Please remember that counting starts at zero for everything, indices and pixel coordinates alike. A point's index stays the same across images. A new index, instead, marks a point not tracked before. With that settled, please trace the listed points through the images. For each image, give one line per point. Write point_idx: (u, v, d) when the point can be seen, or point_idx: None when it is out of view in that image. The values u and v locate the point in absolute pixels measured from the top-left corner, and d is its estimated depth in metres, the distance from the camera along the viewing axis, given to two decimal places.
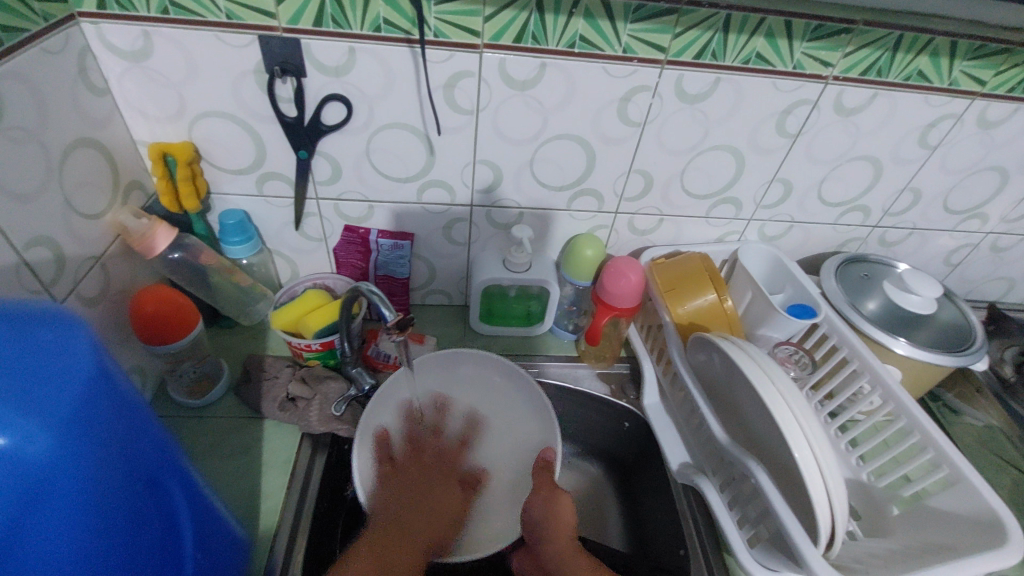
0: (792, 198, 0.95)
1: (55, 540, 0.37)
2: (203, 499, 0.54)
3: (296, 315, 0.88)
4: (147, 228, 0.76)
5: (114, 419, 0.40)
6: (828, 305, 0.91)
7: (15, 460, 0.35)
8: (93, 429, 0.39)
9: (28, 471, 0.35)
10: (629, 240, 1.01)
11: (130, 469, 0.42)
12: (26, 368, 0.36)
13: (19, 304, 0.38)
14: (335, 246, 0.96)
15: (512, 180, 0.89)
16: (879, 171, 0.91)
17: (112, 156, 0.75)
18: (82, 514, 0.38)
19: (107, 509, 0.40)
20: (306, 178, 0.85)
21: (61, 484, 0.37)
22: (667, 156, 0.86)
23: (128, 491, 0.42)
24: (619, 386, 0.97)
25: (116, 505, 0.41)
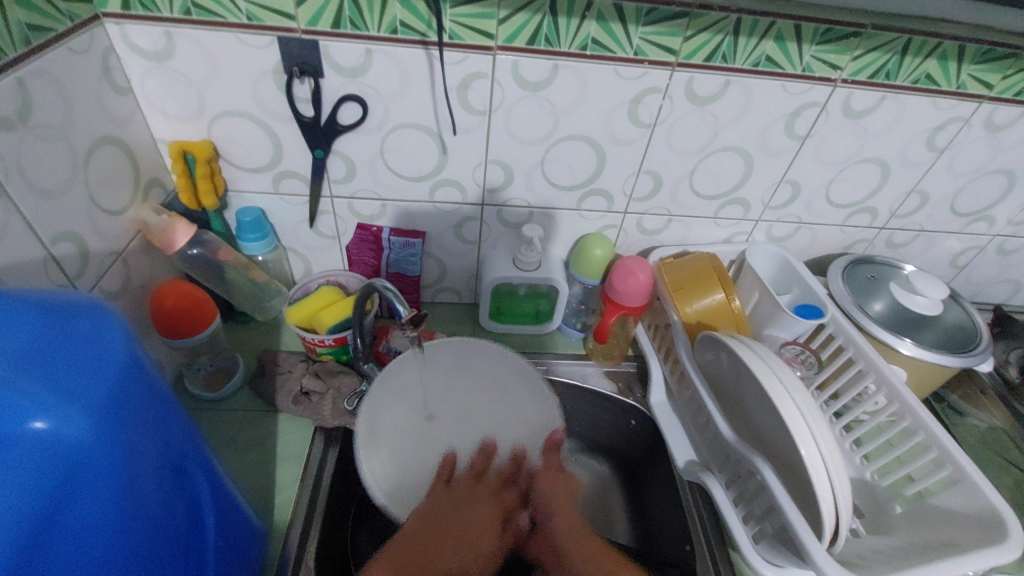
0: (885, 188, 0.77)
1: (85, 545, 0.31)
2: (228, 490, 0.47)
3: (312, 310, 0.71)
4: (168, 224, 0.63)
5: (148, 402, 0.35)
6: (833, 303, 0.73)
7: (54, 446, 0.30)
8: (127, 416, 0.33)
9: (67, 455, 0.30)
10: (637, 239, 0.83)
11: (162, 452, 0.37)
12: (60, 352, 0.31)
13: (54, 293, 0.34)
14: (346, 242, 0.78)
15: (524, 182, 0.73)
16: (891, 176, 0.75)
17: (135, 155, 0.62)
18: (110, 514, 0.32)
19: (124, 511, 0.33)
20: (320, 179, 0.69)
21: (102, 466, 0.32)
22: (675, 157, 0.71)
23: (158, 478, 0.37)
24: (626, 384, 0.80)
25: (136, 501, 0.34)
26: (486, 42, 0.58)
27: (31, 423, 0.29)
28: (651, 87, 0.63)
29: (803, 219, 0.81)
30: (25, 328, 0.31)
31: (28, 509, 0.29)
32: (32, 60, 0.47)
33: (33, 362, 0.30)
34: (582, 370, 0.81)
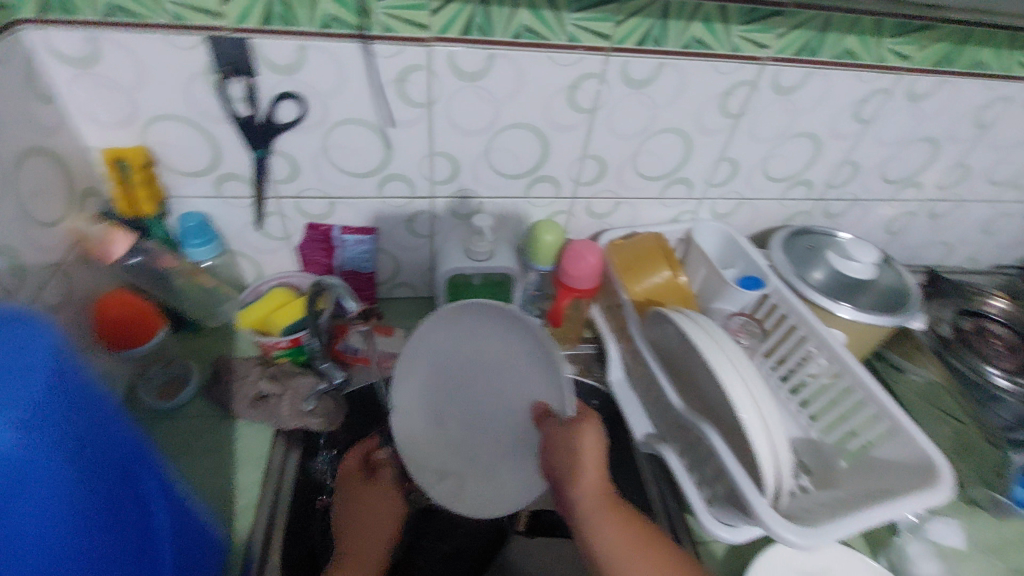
0: (819, 158, 0.79)
1: (50, 516, 0.31)
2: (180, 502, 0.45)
3: (263, 313, 0.69)
4: (104, 236, 0.64)
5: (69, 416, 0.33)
6: (775, 276, 0.76)
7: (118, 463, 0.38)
8: (102, 456, 0.35)
9: (114, 482, 0.36)
10: (587, 226, 0.83)
11: None
12: None
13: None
14: (297, 243, 0.76)
15: (470, 171, 0.72)
16: (822, 149, 0.78)
17: (68, 163, 0.60)
18: (67, 520, 0.32)
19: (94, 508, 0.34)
20: (261, 178, 0.67)
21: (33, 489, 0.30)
22: (618, 142, 0.72)
23: (102, 491, 0.35)
24: (584, 366, 0.81)
25: (104, 479, 0.35)
26: (419, 33, 0.58)
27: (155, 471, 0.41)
28: (588, 72, 0.64)
29: (745, 195, 0.82)
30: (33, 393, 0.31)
31: (105, 498, 0.35)
32: None
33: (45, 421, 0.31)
34: None
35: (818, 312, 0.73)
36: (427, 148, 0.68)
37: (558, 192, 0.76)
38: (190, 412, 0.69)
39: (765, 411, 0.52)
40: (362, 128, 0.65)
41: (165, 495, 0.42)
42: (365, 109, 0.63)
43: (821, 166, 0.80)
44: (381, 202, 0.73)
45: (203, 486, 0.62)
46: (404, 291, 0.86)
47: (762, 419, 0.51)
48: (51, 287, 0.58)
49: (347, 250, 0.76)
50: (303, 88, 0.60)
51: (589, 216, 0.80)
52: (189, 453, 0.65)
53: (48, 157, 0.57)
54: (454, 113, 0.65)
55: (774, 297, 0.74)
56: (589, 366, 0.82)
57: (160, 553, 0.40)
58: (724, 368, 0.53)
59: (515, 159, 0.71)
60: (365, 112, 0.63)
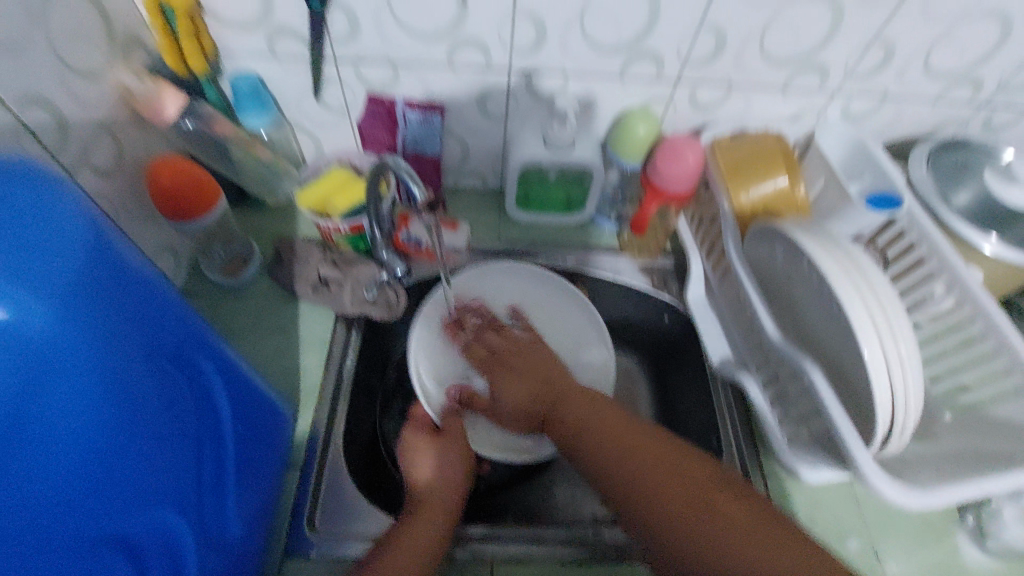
0: (1005, 49, 0.61)
1: (67, 445, 0.28)
2: (242, 417, 0.45)
3: (323, 192, 0.64)
4: (153, 91, 0.55)
5: (211, 462, 0.40)
6: (913, 198, 0.62)
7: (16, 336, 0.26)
8: (102, 292, 0.29)
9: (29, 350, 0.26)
10: (685, 121, 0.70)
11: (240, 466, 0.44)
12: (210, 469, 0.40)
13: (162, 418, 0.34)
14: (357, 118, 0.68)
15: (558, 43, 0.60)
16: (1009, 37, 0.60)
17: (106, 8, 0.51)
18: (90, 394, 0.29)
19: (103, 444, 0.30)
20: (321, 39, 0.58)
21: (241, 490, 0.45)
22: (746, 11, 0.56)
23: (243, 469, 0.45)
24: (661, 278, 0.74)
25: (121, 455, 0.31)
26: None
27: None
28: None
29: (889, 93, 0.67)
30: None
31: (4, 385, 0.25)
32: None
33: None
34: (614, 263, 0.75)
35: (956, 245, 0.61)
36: (508, 5, 0.55)
37: (659, 75, 0.63)
38: (255, 291, 0.66)
39: (909, 368, 0.43)
40: None
41: (222, 376, 0.42)
42: None
43: (1002, 59, 0.62)
44: (451, 73, 0.63)
45: (266, 362, 0.62)
46: (470, 183, 0.79)
47: (893, 364, 0.43)
48: (100, 149, 0.52)
49: (410, 129, 0.68)
50: None
51: (692, 106, 0.68)
52: (249, 331, 0.64)
53: None
54: None
55: (905, 221, 0.62)
56: (668, 280, 0.74)
57: (218, 437, 0.41)
58: (850, 296, 0.44)
59: (613, 29, 0.58)
60: None
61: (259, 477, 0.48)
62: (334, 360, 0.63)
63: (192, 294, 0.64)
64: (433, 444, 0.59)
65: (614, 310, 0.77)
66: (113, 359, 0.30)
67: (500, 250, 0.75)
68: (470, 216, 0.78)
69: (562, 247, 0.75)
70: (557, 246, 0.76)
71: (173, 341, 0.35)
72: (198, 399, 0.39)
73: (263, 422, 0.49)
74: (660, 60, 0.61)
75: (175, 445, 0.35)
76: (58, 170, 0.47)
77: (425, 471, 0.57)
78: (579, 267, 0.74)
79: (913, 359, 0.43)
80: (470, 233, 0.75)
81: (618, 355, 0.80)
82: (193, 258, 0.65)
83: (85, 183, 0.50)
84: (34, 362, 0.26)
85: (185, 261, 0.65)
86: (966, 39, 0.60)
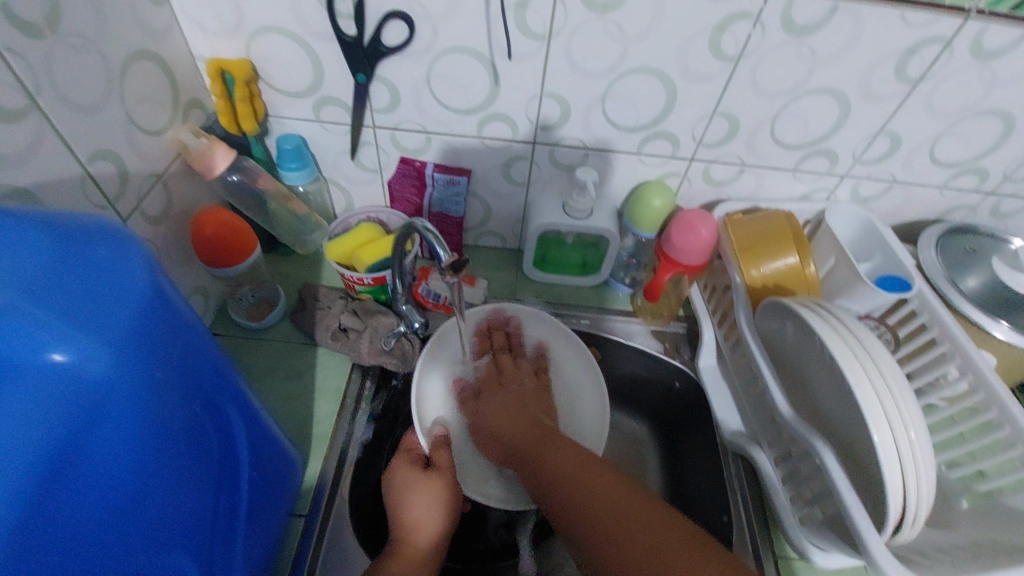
0: (1009, 143, 0.64)
1: (99, 483, 0.30)
2: (257, 463, 0.46)
3: (351, 246, 0.67)
4: (206, 148, 0.58)
5: (227, 508, 0.41)
6: (923, 280, 0.64)
7: (71, 379, 0.28)
8: (155, 342, 0.31)
9: (81, 393, 0.28)
10: (699, 194, 0.73)
11: (252, 514, 0.45)
12: (225, 513, 0.41)
13: (190, 461, 0.36)
14: (388, 177, 0.72)
15: (580, 121, 0.64)
16: (1012, 133, 0.63)
17: (174, 73, 0.57)
18: (130, 434, 0.31)
19: (133, 480, 0.31)
20: (362, 107, 0.63)
21: (250, 539, 0.45)
22: (758, 100, 0.60)
23: (253, 518, 0.45)
24: (672, 344, 0.75)
25: (150, 495, 0.32)
26: None
27: (49, 354, 0.27)
28: (741, 12, 0.52)
29: (898, 178, 0.70)
30: (36, 254, 0.28)
31: (54, 424, 0.28)
32: None
33: (50, 283, 0.27)
34: (627, 327, 0.76)
35: (967, 329, 0.61)
36: (536, 87, 0.60)
37: (675, 152, 0.67)
38: (277, 335, 0.69)
39: (919, 453, 0.43)
40: (469, 58, 0.58)
41: (243, 419, 0.43)
42: (478, 36, 0.56)
43: (1005, 153, 0.65)
44: (479, 142, 0.67)
45: (281, 407, 0.63)
46: (490, 241, 0.82)
47: (902, 449, 0.43)
48: (153, 198, 0.56)
49: (437, 191, 0.72)
50: (412, 7, 0.54)
51: (706, 182, 0.71)
52: (268, 375, 0.65)
53: (157, 64, 0.55)
54: (576, 49, 0.56)
55: (916, 302, 0.63)
56: (679, 346, 0.75)
57: (235, 480, 0.42)
58: (858, 378, 0.45)
59: (632, 110, 0.62)
60: (475, 42, 0.56)
61: (266, 528, 0.48)
62: (347, 408, 0.64)
63: (216, 334, 0.67)
64: (431, 488, 0.59)
65: (626, 374, 0.78)
66: (159, 403, 0.32)
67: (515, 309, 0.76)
68: (489, 273, 0.80)
69: (577, 308, 0.76)
70: (572, 308, 0.77)
71: (208, 388, 0.38)
72: (223, 444, 0.40)
73: (274, 471, 0.50)
74: (676, 139, 0.65)
75: (200, 487, 0.37)
76: (112, 216, 0.51)
77: (423, 517, 0.57)
78: (592, 329, 0.76)
79: (924, 446, 0.44)
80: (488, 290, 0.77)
81: (628, 418, 0.80)
82: (221, 300, 0.68)
83: (134, 228, 0.53)
84: (87, 402, 0.28)
85: (213, 303, 0.68)
86: (970, 133, 0.63)
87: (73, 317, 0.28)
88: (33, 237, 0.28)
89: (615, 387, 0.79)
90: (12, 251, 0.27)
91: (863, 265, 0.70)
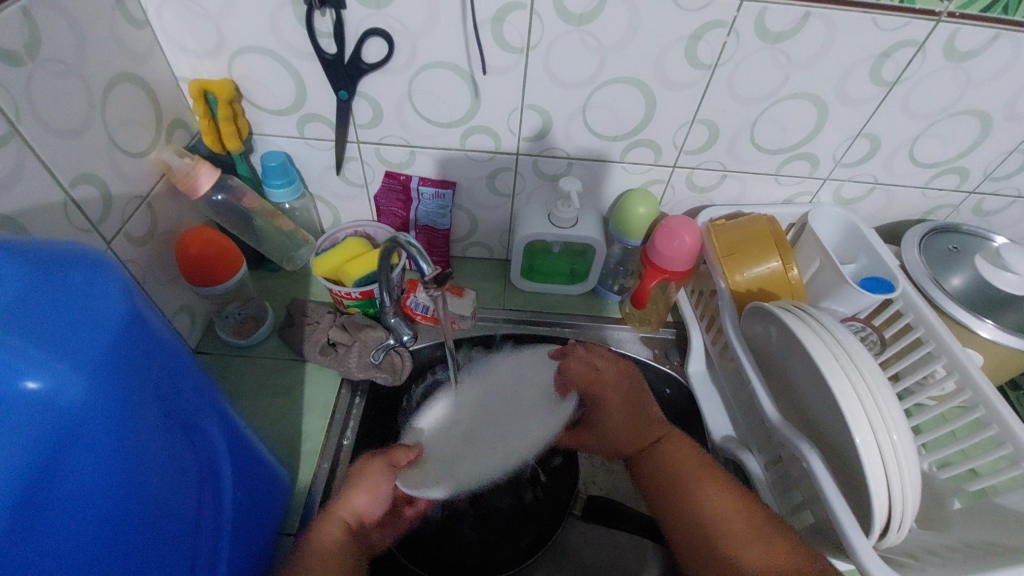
0: (987, 142, 0.64)
1: (78, 509, 0.30)
2: (243, 483, 0.46)
3: (338, 261, 0.68)
4: (190, 168, 0.59)
5: (213, 529, 0.40)
6: (907, 280, 0.64)
7: (48, 406, 0.28)
8: (132, 366, 0.31)
9: (56, 419, 0.28)
10: (683, 200, 0.74)
11: (238, 535, 0.44)
12: (210, 537, 0.40)
13: (172, 484, 0.35)
14: (374, 192, 0.73)
15: (562, 131, 0.65)
16: (990, 133, 0.63)
17: (156, 95, 0.57)
18: (106, 458, 0.30)
19: (110, 504, 0.31)
20: (345, 124, 0.63)
21: (237, 561, 0.44)
22: (737, 106, 0.61)
23: (240, 539, 0.45)
24: (662, 350, 0.75)
25: (128, 520, 0.32)
26: None
27: (22, 382, 0.27)
28: (716, 21, 0.53)
29: (879, 179, 0.70)
30: (9, 281, 0.28)
31: (27, 451, 0.27)
32: None
33: (25, 311, 0.27)
34: (616, 334, 0.76)
35: (952, 328, 0.62)
36: (517, 99, 0.61)
37: (657, 160, 0.67)
38: (265, 351, 0.69)
39: (901, 455, 0.44)
40: (449, 73, 0.59)
41: (225, 440, 0.43)
42: (458, 51, 0.56)
43: (983, 152, 0.66)
44: (463, 155, 0.68)
45: (270, 424, 0.63)
46: (478, 252, 0.83)
47: (885, 450, 0.44)
48: (137, 219, 0.56)
49: (423, 204, 0.73)
50: (391, 25, 0.54)
51: (689, 188, 0.72)
52: (256, 393, 0.65)
53: (139, 86, 0.55)
54: (554, 61, 0.57)
55: (901, 302, 0.63)
56: (668, 352, 0.75)
57: (219, 502, 0.41)
58: (839, 381, 0.45)
59: (613, 119, 0.63)
60: (454, 57, 0.57)
61: (254, 549, 0.48)
62: (335, 424, 0.64)
63: (203, 353, 0.67)
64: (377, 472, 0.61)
65: None
66: (136, 426, 0.32)
67: (505, 318, 0.76)
68: (477, 284, 0.80)
69: (565, 317, 0.77)
70: (561, 316, 0.77)
71: (189, 412, 0.38)
72: (205, 464, 0.40)
73: (262, 491, 0.50)
74: (658, 147, 0.66)
75: (182, 509, 0.36)
76: (95, 238, 0.51)
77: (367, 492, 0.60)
78: (581, 337, 0.76)
79: (906, 447, 0.44)
80: (478, 299, 0.77)
81: None
82: (208, 318, 0.68)
83: (118, 249, 0.54)
84: (58, 428, 0.28)
85: (200, 321, 0.68)
86: (948, 133, 0.64)
87: (49, 344, 0.28)
88: (7, 266, 0.28)
89: None
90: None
91: (848, 266, 0.70)
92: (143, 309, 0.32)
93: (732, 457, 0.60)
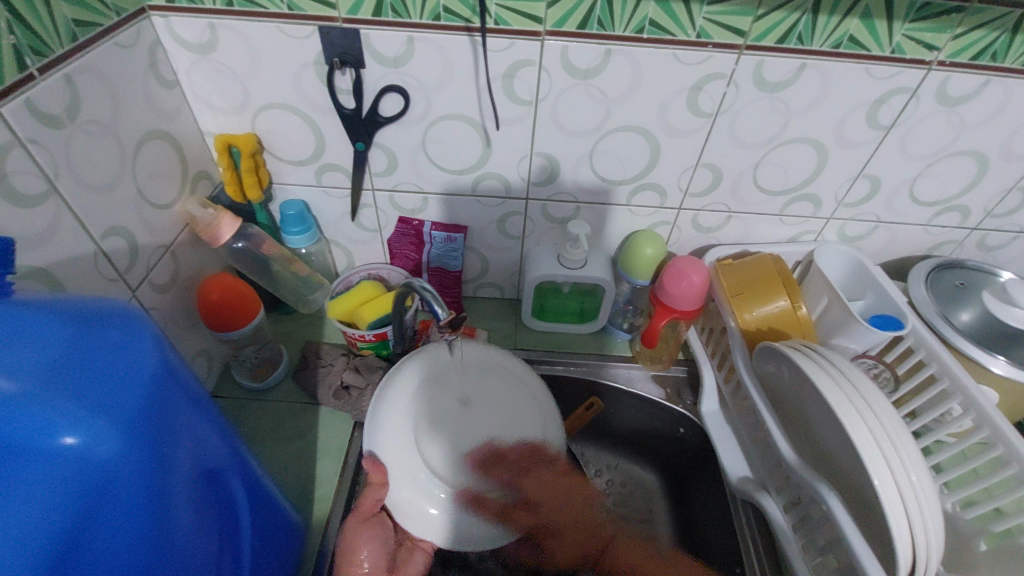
0: (985, 180, 0.66)
1: (104, 568, 0.30)
2: (259, 533, 0.46)
3: (353, 304, 0.69)
4: (212, 218, 0.61)
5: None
6: (917, 317, 0.65)
7: (82, 460, 0.29)
8: (161, 418, 0.32)
9: (87, 476, 0.29)
10: (689, 240, 0.76)
11: None
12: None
13: (194, 538, 0.35)
14: (388, 236, 0.75)
15: (569, 177, 0.67)
16: (988, 171, 0.65)
17: (182, 148, 0.60)
18: (136, 512, 0.31)
19: (138, 560, 0.31)
20: (361, 173, 0.66)
21: None
22: (739, 151, 0.63)
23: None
24: (675, 389, 0.75)
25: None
26: (534, 27, 0.53)
27: (60, 439, 0.28)
28: (715, 73, 0.56)
29: (882, 217, 0.72)
30: (53, 339, 0.29)
31: (60, 510, 0.28)
32: (78, 57, 0.46)
33: (64, 369, 0.28)
34: (627, 374, 0.76)
35: (965, 363, 0.61)
36: (526, 147, 0.63)
37: (663, 202, 0.69)
38: (280, 394, 0.69)
39: (922, 497, 0.43)
40: (460, 124, 0.61)
41: (245, 489, 0.43)
42: (469, 105, 0.59)
43: (983, 190, 0.67)
44: (474, 200, 0.70)
45: (284, 470, 0.63)
46: (488, 293, 0.84)
47: (905, 492, 0.43)
48: (160, 268, 0.58)
49: (435, 247, 0.75)
50: (407, 83, 0.57)
51: (695, 228, 0.73)
52: (270, 437, 0.66)
53: (166, 141, 0.58)
54: (561, 112, 0.60)
55: (911, 339, 0.64)
56: (681, 390, 0.75)
57: (238, 555, 0.41)
58: (853, 422, 0.46)
59: (619, 164, 0.65)
60: (466, 110, 0.60)
61: None
62: (350, 468, 0.64)
63: (219, 397, 0.68)
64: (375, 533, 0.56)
65: (631, 417, 0.77)
66: (164, 479, 0.32)
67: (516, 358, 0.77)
68: (488, 324, 0.82)
69: (578, 356, 0.77)
70: (571, 355, 0.77)
71: (213, 462, 0.38)
72: (225, 515, 0.40)
73: (276, 541, 0.49)
74: (663, 190, 0.68)
75: (203, 564, 0.36)
76: (121, 287, 0.53)
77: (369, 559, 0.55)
78: (593, 377, 0.76)
79: (927, 489, 0.44)
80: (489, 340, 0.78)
81: (636, 467, 0.79)
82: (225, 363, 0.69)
83: (143, 297, 0.55)
84: (93, 481, 0.29)
85: (217, 365, 0.69)
86: (947, 173, 0.65)
87: (85, 400, 0.29)
88: (50, 324, 0.30)
89: (620, 433, 0.79)
90: (29, 341, 0.28)
91: (856, 302, 0.71)
92: (174, 359, 0.34)
93: (751, 499, 0.59)
